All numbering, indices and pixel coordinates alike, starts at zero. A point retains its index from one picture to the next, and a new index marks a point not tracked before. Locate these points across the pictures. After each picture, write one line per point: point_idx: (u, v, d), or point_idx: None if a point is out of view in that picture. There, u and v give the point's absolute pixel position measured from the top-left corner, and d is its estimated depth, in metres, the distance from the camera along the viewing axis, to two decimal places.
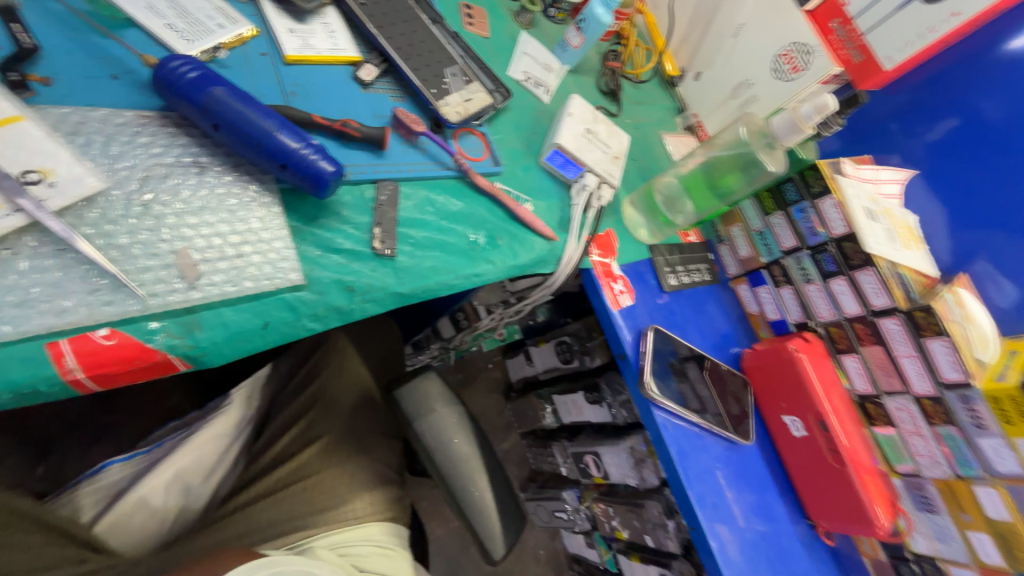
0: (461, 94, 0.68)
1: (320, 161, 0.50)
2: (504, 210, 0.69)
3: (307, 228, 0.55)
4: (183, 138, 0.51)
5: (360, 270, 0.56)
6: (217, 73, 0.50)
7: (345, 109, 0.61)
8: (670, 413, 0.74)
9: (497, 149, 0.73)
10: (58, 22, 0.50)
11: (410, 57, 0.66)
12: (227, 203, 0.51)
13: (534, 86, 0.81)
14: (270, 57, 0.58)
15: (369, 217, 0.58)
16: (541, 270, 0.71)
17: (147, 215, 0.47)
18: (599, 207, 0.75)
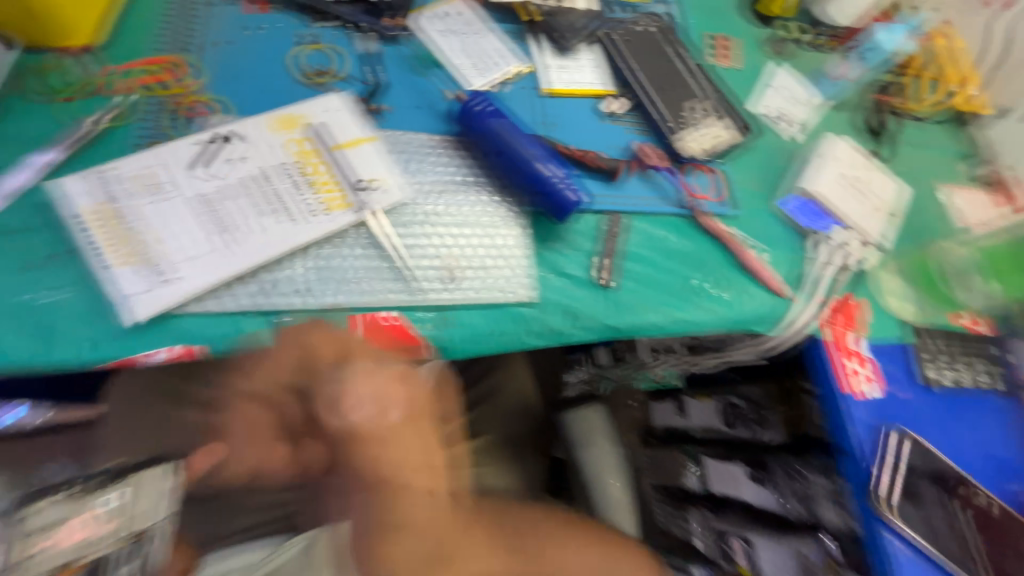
0: (700, 131, 0.67)
1: (565, 191, 0.56)
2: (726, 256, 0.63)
3: (538, 250, 0.58)
4: (460, 159, 0.61)
5: (578, 297, 0.57)
6: (500, 108, 0.60)
7: (589, 141, 0.64)
8: (906, 541, 0.55)
9: (731, 189, 0.67)
10: (393, 63, 0.64)
11: (659, 92, 0.67)
12: (482, 221, 0.58)
13: (781, 123, 0.73)
14: (531, 90, 0.66)
15: (594, 245, 0.59)
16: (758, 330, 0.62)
17: (425, 223, 0.57)
18: (845, 266, 0.66)
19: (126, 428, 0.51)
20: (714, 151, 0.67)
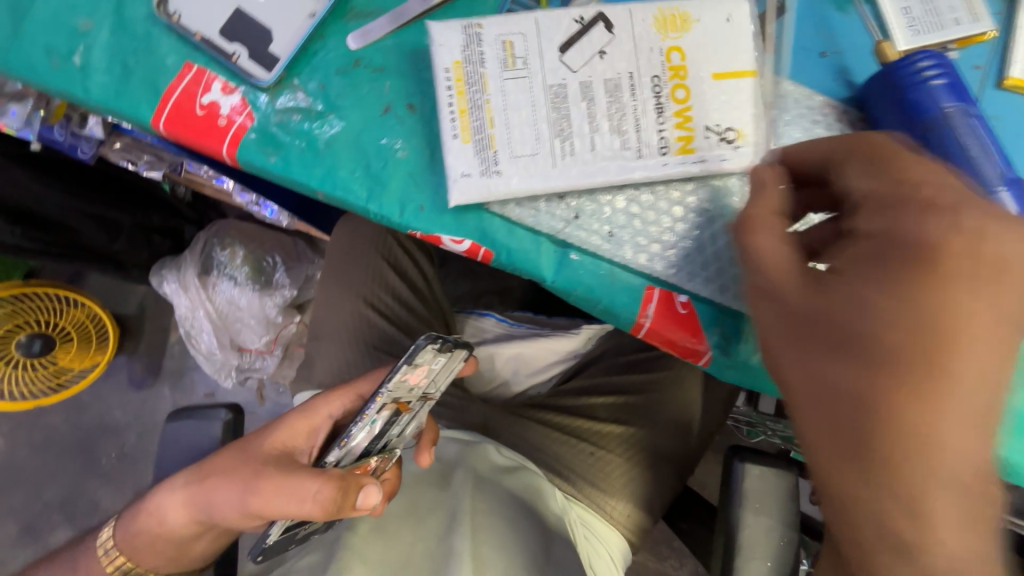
0: (668, 57, 0.42)
1: (457, 185, 0.42)
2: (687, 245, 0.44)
3: (474, 210, 0.45)
4: (349, 139, 0.46)
5: (533, 264, 0.45)
6: (408, 84, 0.46)
7: (505, 93, 0.42)
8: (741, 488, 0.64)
9: (698, 137, 0.42)
10: (282, 21, 0.47)
11: (618, 3, 0.43)
12: (384, 201, 0.45)
13: (718, 144, 0.42)
14: (420, 45, 0.47)
15: (545, 210, 0.44)
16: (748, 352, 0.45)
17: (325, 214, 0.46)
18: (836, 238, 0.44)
19: (221, 472, 0.57)
20: (645, 138, 0.42)
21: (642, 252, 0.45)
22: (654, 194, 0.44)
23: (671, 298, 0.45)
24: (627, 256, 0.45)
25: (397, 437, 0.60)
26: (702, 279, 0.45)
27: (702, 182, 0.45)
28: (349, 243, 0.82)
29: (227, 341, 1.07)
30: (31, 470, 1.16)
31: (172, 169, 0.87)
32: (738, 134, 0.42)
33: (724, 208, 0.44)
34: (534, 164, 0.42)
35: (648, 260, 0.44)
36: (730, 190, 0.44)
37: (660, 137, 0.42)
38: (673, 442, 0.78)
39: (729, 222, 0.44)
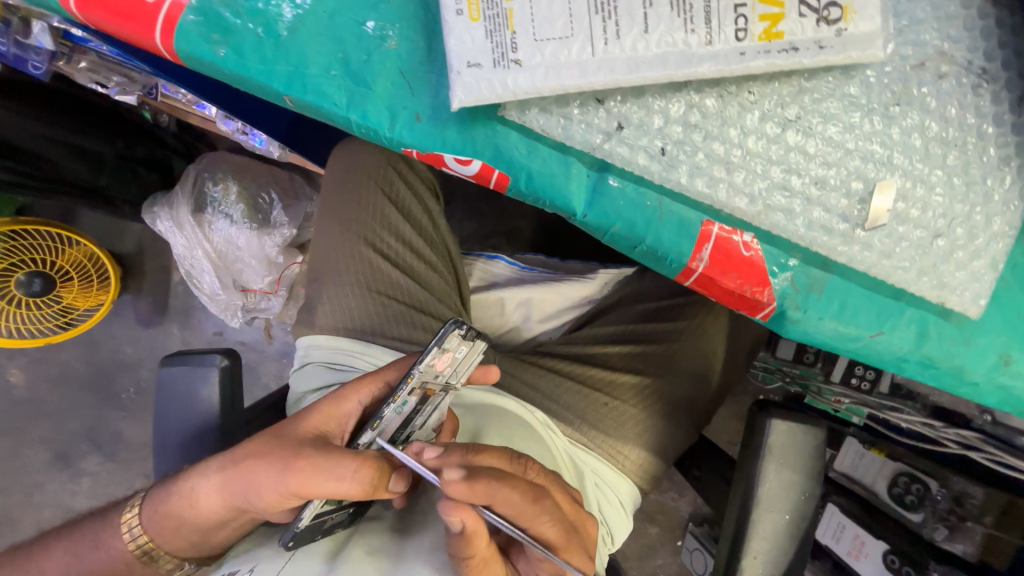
0: None
1: (462, 77, 0.32)
2: (760, 161, 0.36)
3: (493, 121, 0.36)
4: (325, 24, 0.36)
5: (565, 188, 0.37)
6: None
7: None
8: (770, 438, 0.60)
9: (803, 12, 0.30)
10: None
11: None
12: (374, 105, 0.36)
13: (817, 28, 0.30)
14: None
15: (587, 120, 0.35)
16: (834, 290, 0.39)
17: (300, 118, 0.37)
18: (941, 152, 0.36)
19: (256, 453, 0.47)
20: (718, 17, 0.30)
21: (701, 175, 0.35)
22: (722, 98, 0.35)
23: (730, 237, 0.38)
24: (681, 181, 0.35)
25: (422, 428, 0.50)
26: (775, 208, 0.36)
27: (789, 80, 0.35)
28: (345, 176, 0.73)
29: (229, 282, 0.99)
30: (53, 402, 1.14)
31: (146, 93, 0.75)
32: (846, 11, 0.30)
33: (813, 116, 0.35)
34: (567, 52, 0.31)
35: (708, 185, 0.35)
36: (824, 93, 0.35)
37: (739, 14, 0.30)
38: (695, 389, 0.70)
39: (816, 137, 0.35)
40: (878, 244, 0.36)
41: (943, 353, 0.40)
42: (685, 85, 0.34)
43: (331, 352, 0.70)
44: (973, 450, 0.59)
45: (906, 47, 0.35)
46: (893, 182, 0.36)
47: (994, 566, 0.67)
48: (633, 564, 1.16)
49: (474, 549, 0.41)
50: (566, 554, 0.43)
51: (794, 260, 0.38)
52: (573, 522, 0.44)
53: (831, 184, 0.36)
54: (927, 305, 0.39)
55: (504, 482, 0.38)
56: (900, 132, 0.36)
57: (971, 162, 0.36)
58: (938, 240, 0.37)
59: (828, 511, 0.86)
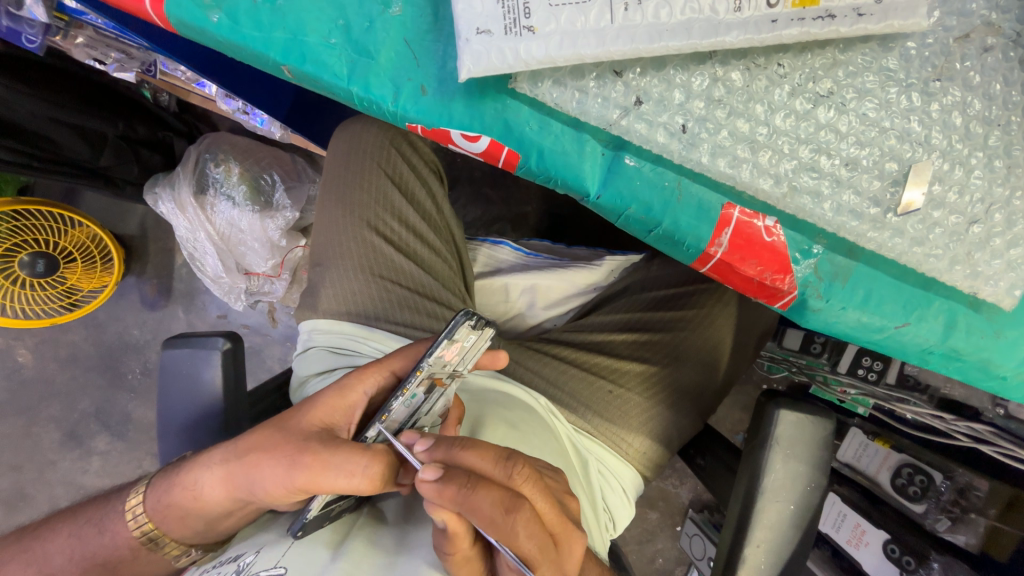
0: None
1: (469, 47, 0.30)
2: (786, 140, 0.34)
3: (499, 90, 0.35)
4: None
5: (576, 161, 0.35)
6: None
7: None
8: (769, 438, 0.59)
9: None
10: None
11: None
12: (377, 76, 0.35)
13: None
14: None
15: (597, 88, 0.33)
16: (865, 274, 0.37)
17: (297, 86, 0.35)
18: (976, 134, 0.34)
19: (261, 447, 0.47)
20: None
21: (723, 155, 0.33)
22: (749, 71, 0.33)
23: (751, 222, 0.36)
24: (703, 161, 0.34)
25: (428, 415, 0.49)
26: (802, 190, 0.34)
27: (823, 51, 0.33)
28: (347, 156, 0.72)
29: (232, 265, 0.98)
30: (62, 382, 1.15)
31: (144, 71, 0.73)
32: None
33: (848, 91, 0.33)
34: (584, 17, 0.29)
35: (731, 165, 0.33)
36: (860, 67, 0.33)
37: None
38: (703, 377, 0.69)
39: (851, 113, 0.34)
40: (911, 229, 0.35)
41: (971, 345, 0.38)
42: (711, 56, 0.32)
43: (337, 336, 0.69)
44: (986, 445, 0.58)
45: (950, 17, 0.33)
46: (931, 163, 0.34)
47: (996, 557, 0.66)
48: (633, 548, 1.17)
49: (456, 548, 0.40)
50: (542, 572, 0.38)
51: (818, 246, 0.37)
52: (554, 533, 0.40)
53: (864, 165, 0.34)
54: (956, 296, 0.38)
55: (476, 489, 0.37)
56: (940, 109, 0.34)
57: (1014, 143, 0.34)
58: (974, 226, 0.35)
59: (829, 501, 0.85)
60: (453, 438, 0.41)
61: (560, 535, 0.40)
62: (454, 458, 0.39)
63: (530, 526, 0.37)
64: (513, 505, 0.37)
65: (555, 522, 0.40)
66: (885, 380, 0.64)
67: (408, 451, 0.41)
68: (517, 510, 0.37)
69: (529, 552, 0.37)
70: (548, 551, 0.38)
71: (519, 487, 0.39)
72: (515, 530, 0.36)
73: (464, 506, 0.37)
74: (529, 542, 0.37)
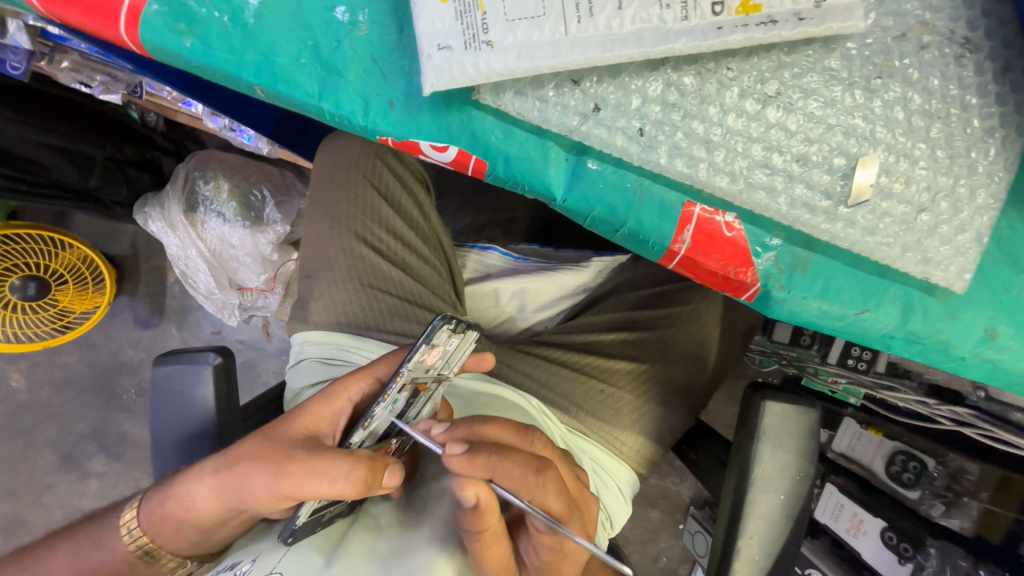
0: None
1: (430, 63, 0.31)
2: (742, 138, 0.35)
3: (466, 103, 0.36)
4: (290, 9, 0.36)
5: (545, 169, 0.37)
6: None
7: None
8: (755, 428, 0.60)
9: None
10: None
11: None
12: (346, 93, 0.36)
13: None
14: None
15: (556, 97, 0.34)
16: (825, 263, 0.38)
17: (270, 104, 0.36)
18: (922, 128, 0.35)
19: (249, 456, 0.47)
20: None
21: (681, 155, 0.35)
22: (700, 75, 0.34)
23: (711, 217, 0.37)
24: (661, 162, 0.35)
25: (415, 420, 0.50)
26: (757, 186, 0.35)
27: (768, 54, 0.34)
28: (333, 170, 0.73)
29: (224, 280, 0.99)
30: (57, 404, 1.15)
31: (131, 92, 0.74)
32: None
33: (795, 92, 0.35)
34: (537, 30, 0.30)
35: (689, 165, 0.35)
36: (805, 68, 0.34)
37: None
38: (691, 372, 0.70)
39: (798, 112, 0.35)
40: (862, 220, 0.36)
41: (929, 328, 0.39)
42: (663, 63, 0.34)
43: (327, 346, 0.69)
44: (967, 428, 0.59)
45: (887, 18, 0.34)
46: (877, 156, 0.35)
47: (989, 539, 0.68)
48: (636, 548, 1.18)
49: (486, 523, 0.40)
50: (571, 528, 0.41)
51: (776, 239, 0.38)
52: (575, 495, 0.43)
53: (814, 160, 0.35)
54: (911, 281, 0.39)
55: (506, 455, 0.38)
56: (883, 105, 0.35)
57: (955, 135, 0.36)
58: (923, 214, 0.36)
59: (827, 491, 0.87)
60: (469, 418, 0.42)
61: (578, 496, 0.43)
62: (475, 433, 0.40)
63: (557, 484, 0.40)
64: (542, 465, 0.39)
65: (573, 484, 0.43)
66: (874, 368, 0.66)
67: (426, 437, 0.42)
68: (545, 469, 0.39)
69: (559, 508, 0.40)
70: (574, 509, 0.41)
71: (540, 452, 0.42)
72: (546, 488, 0.39)
73: (497, 472, 0.37)
74: (557, 500, 0.40)
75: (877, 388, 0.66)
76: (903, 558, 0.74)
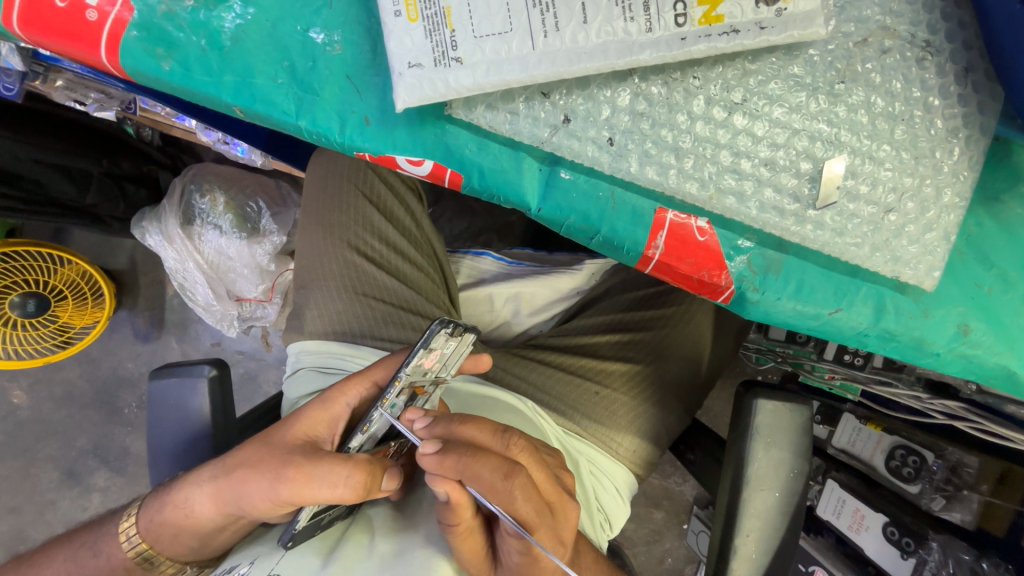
0: None
1: (401, 76, 0.32)
2: (711, 145, 0.36)
3: (440, 117, 0.37)
4: (263, 28, 0.37)
5: (518, 179, 0.38)
6: None
7: None
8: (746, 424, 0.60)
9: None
10: None
11: None
12: (322, 109, 0.37)
13: (756, 9, 0.30)
14: None
15: (526, 109, 0.35)
16: (798, 262, 0.40)
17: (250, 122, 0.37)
18: (891, 133, 0.36)
19: (247, 463, 0.47)
20: (658, 3, 0.30)
21: (651, 163, 0.36)
22: (667, 85, 0.35)
23: (685, 222, 0.38)
24: (632, 170, 0.36)
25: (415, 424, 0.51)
26: (727, 191, 0.36)
27: (733, 63, 0.35)
28: (324, 180, 0.73)
29: (223, 292, 1.00)
30: (59, 421, 1.15)
31: (125, 108, 0.73)
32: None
33: (759, 98, 0.35)
34: (505, 46, 0.31)
35: (659, 173, 0.36)
36: (769, 75, 0.35)
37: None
38: (685, 373, 0.71)
39: (763, 118, 0.35)
40: (831, 221, 0.37)
41: (902, 326, 0.40)
42: (631, 73, 0.35)
43: (323, 356, 0.70)
44: (959, 420, 0.57)
45: (848, 24, 0.35)
46: (843, 158, 0.36)
47: (994, 532, 0.66)
48: (640, 549, 1.17)
49: (459, 518, 0.41)
50: (540, 536, 0.40)
51: (748, 242, 0.39)
52: (550, 501, 0.42)
53: (781, 164, 0.36)
54: (883, 280, 0.40)
55: (475, 457, 0.39)
56: (847, 109, 0.36)
57: (919, 135, 0.36)
58: (890, 214, 0.37)
59: (829, 486, 0.87)
60: (451, 415, 0.43)
61: (554, 501, 0.42)
62: (453, 433, 0.41)
63: (527, 491, 0.39)
64: (511, 470, 0.39)
65: (549, 489, 0.42)
66: (871, 363, 0.65)
67: (405, 429, 0.43)
68: (515, 475, 0.38)
69: (526, 515, 0.39)
70: (544, 517, 0.40)
71: (516, 456, 0.41)
72: (513, 494, 0.38)
73: (465, 474, 0.39)
74: (526, 505, 0.39)
75: (871, 383, 0.64)
76: (906, 553, 0.74)
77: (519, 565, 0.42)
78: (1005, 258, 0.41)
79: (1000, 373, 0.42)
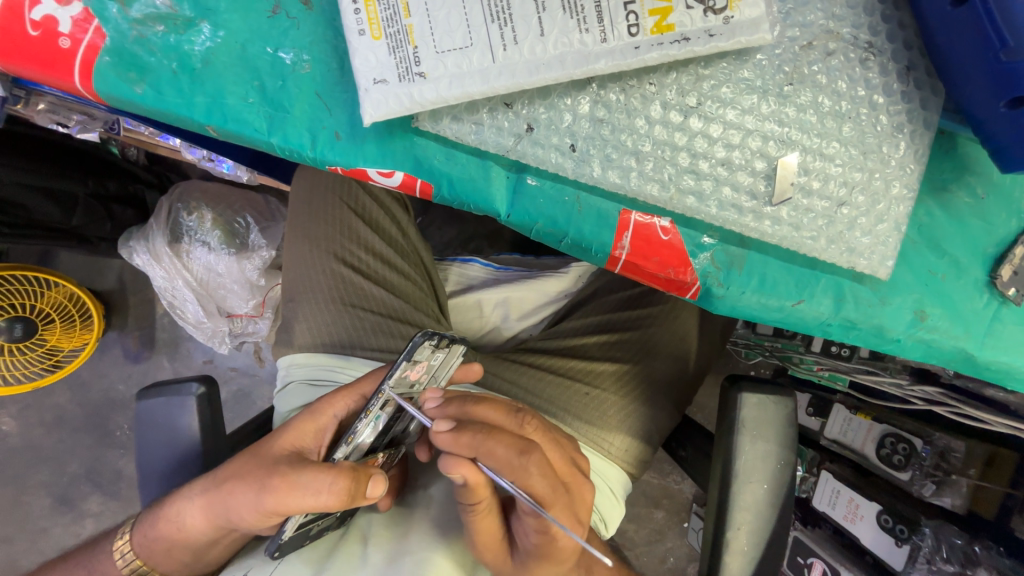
0: None
1: (373, 88, 0.33)
2: (672, 150, 0.37)
3: (409, 130, 0.39)
4: (233, 48, 0.38)
5: (488, 188, 0.40)
6: None
7: None
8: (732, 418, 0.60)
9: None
10: None
11: None
12: (294, 125, 0.38)
13: (704, 18, 0.31)
14: None
15: (489, 121, 0.36)
16: (764, 256, 0.41)
17: (221, 137, 0.38)
18: (845, 134, 0.38)
19: (235, 475, 0.48)
20: (610, 15, 0.31)
21: (613, 167, 0.37)
22: (625, 92, 0.36)
23: (649, 223, 0.40)
24: (595, 174, 0.37)
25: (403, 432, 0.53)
26: (686, 191, 0.37)
27: (686, 68, 0.36)
28: (309, 194, 0.74)
29: (214, 309, 0.99)
30: (50, 446, 1.14)
31: (109, 129, 0.73)
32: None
33: (713, 102, 0.36)
34: (465, 60, 0.32)
35: (621, 176, 0.37)
36: (721, 79, 0.36)
37: (629, 10, 0.31)
38: (673, 370, 0.71)
39: (718, 120, 0.37)
40: (788, 216, 0.38)
41: (862, 314, 0.42)
42: (590, 83, 0.36)
43: (313, 368, 0.71)
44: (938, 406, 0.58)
45: (793, 29, 0.36)
46: (796, 157, 0.37)
47: (983, 515, 0.67)
48: (642, 550, 1.17)
49: (478, 497, 0.42)
50: (556, 512, 0.42)
51: (711, 239, 0.41)
52: (563, 480, 0.44)
53: (737, 163, 0.37)
54: (842, 271, 0.41)
55: (490, 434, 0.40)
56: (797, 109, 0.37)
57: (867, 132, 0.38)
58: (843, 208, 0.38)
59: (823, 477, 0.88)
60: (462, 397, 0.44)
61: (568, 480, 0.44)
62: (466, 413, 0.42)
63: (542, 467, 0.40)
64: (525, 447, 0.40)
65: (563, 469, 0.44)
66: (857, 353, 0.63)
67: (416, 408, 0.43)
68: (529, 452, 0.40)
69: (542, 491, 0.40)
70: (559, 494, 0.42)
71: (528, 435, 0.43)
72: (529, 470, 0.39)
73: (480, 451, 0.39)
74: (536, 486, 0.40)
75: (855, 372, 0.63)
76: (900, 540, 0.75)
77: (536, 547, 0.44)
78: (956, 246, 0.42)
79: (960, 356, 0.43)
